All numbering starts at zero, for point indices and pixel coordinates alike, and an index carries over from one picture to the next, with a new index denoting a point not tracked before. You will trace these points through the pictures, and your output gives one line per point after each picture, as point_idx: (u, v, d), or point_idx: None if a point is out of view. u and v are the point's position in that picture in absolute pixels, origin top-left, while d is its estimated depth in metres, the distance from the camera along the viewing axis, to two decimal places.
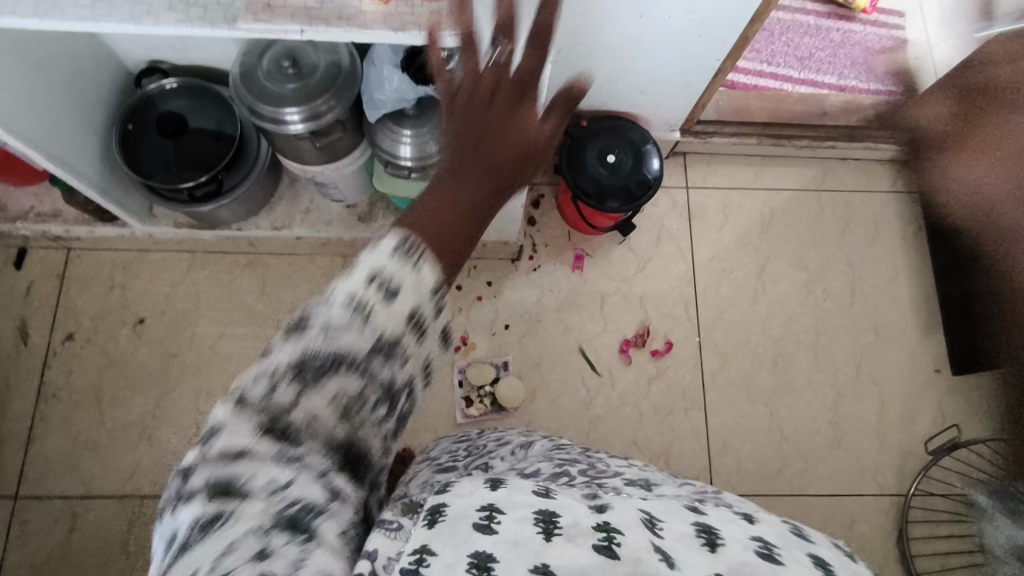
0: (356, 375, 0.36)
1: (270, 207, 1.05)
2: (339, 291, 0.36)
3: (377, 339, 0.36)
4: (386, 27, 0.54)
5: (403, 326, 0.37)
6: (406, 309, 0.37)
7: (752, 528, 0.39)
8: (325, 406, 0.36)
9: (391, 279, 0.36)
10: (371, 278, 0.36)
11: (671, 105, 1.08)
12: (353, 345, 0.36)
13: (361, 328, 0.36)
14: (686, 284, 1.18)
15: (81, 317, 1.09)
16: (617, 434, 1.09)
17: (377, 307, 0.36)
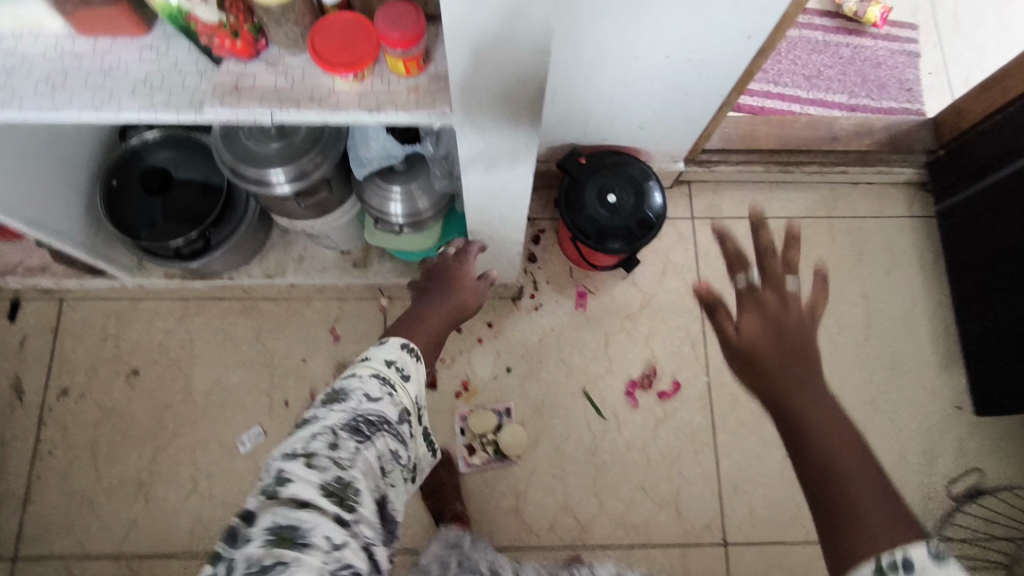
0: (389, 438, 0.59)
1: (262, 255, 1.03)
2: (376, 372, 0.63)
3: (398, 410, 0.62)
4: (360, 108, 0.51)
5: (409, 405, 0.64)
6: (412, 394, 0.66)
7: None
8: (370, 461, 0.55)
9: (409, 365, 0.68)
10: (398, 364, 0.66)
11: (673, 138, 1.03)
12: (385, 413, 0.60)
13: (390, 400, 0.62)
14: (693, 321, 1.14)
15: (75, 370, 1.08)
16: (624, 480, 1.06)
17: (400, 385, 0.65)
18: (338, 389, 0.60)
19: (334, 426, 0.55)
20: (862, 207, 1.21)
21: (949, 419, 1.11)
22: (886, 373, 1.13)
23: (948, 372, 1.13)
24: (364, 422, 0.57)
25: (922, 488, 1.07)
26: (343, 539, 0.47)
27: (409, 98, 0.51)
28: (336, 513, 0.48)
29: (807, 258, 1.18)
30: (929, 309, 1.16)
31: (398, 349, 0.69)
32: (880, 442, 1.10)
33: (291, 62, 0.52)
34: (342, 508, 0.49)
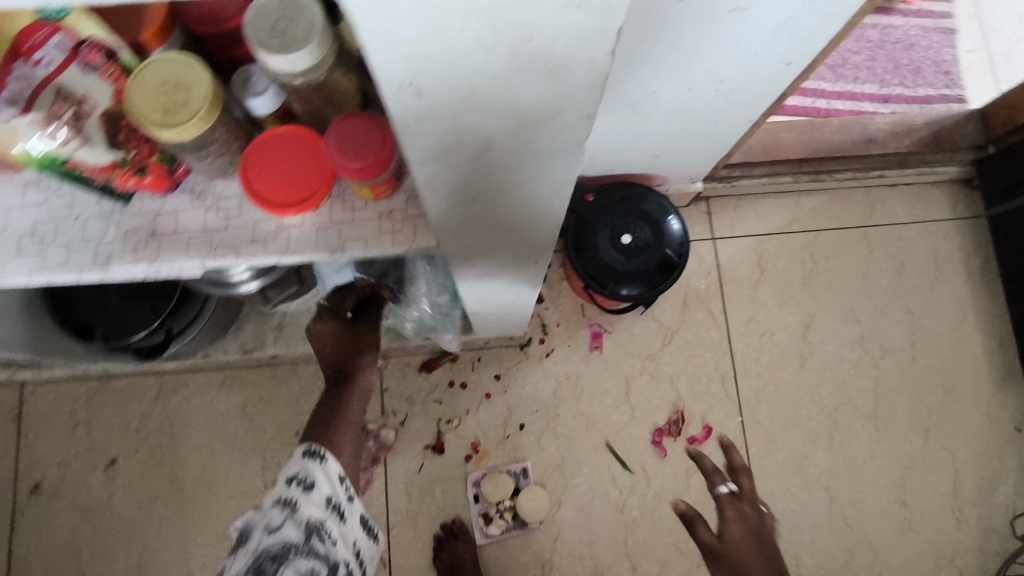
0: (313, 555, 0.47)
1: (237, 326, 0.92)
2: (272, 494, 0.49)
3: (316, 511, 0.49)
4: (318, 250, 0.39)
5: (325, 509, 0.49)
6: (323, 495, 0.50)
7: None
8: None
9: (307, 476, 0.50)
10: (294, 479, 0.50)
11: (690, 164, 0.91)
12: (293, 536, 0.47)
13: (299, 514, 0.48)
14: (722, 356, 1.03)
15: (46, 466, 0.97)
16: (657, 538, 0.97)
17: (303, 497, 0.49)
18: (251, 518, 0.49)
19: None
20: (902, 212, 1.08)
21: (1005, 443, 1.02)
22: (937, 399, 1.03)
23: (1003, 391, 1.03)
24: (283, 554, 0.46)
25: (980, 522, 0.99)
26: None
27: (381, 229, 0.39)
28: None
29: (844, 274, 1.06)
30: (979, 323, 1.05)
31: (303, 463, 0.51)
32: (933, 475, 1.00)
33: (222, 190, 0.40)
34: None
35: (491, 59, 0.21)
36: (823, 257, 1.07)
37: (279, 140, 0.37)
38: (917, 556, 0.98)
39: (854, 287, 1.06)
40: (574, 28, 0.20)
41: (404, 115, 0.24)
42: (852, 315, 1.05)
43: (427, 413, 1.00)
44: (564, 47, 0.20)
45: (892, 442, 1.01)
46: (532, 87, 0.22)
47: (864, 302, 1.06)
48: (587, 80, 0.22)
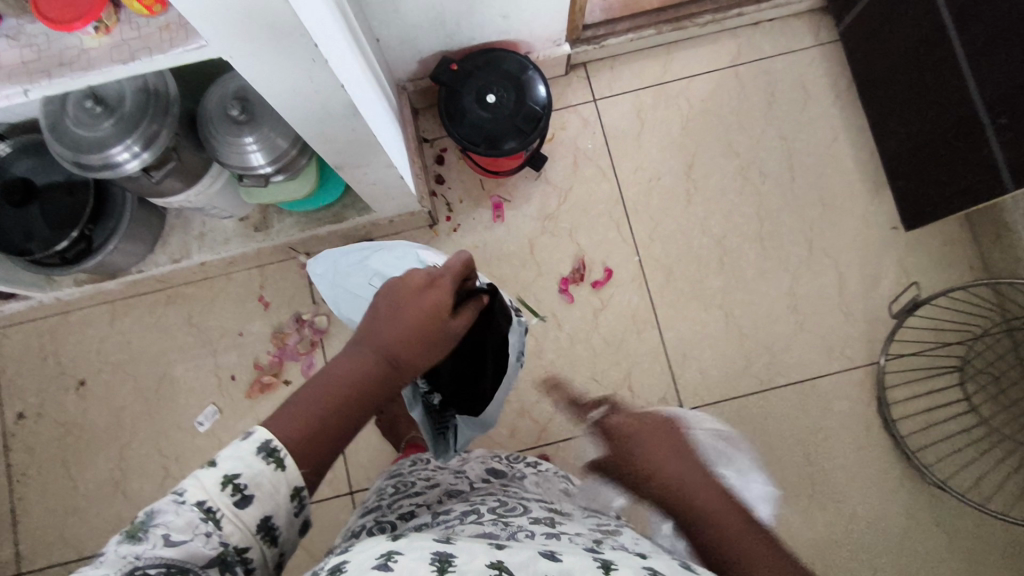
0: (212, 553, 0.41)
1: (164, 240, 1.01)
2: (202, 481, 0.42)
3: (246, 531, 0.43)
4: (114, 62, 0.48)
5: (250, 531, 0.43)
6: (254, 515, 0.43)
7: (647, 561, 0.46)
8: (211, 553, 0.41)
9: (245, 485, 0.43)
10: (227, 481, 0.42)
11: (543, 21, 0.98)
12: (210, 538, 0.41)
13: (206, 537, 0.41)
14: (615, 205, 1.12)
15: (25, 394, 1.09)
16: (574, 374, 1.08)
17: (227, 511, 0.42)
18: (172, 498, 0.41)
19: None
20: (767, 47, 1.15)
21: (884, 241, 1.10)
22: (817, 212, 1.11)
23: (877, 195, 1.11)
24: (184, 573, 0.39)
25: (866, 315, 1.08)
26: None
27: (162, 38, 0.49)
28: None
29: (719, 114, 1.14)
30: (850, 136, 1.13)
31: (253, 459, 0.44)
32: (820, 280, 1.09)
33: (31, 31, 0.49)
34: None
35: None
36: (698, 101, 1.15)
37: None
38: (810, 353, 1.08)
39: (730, 124, 1.14)
40: None
41: None
42: (730, 150, 1.13)
43: None
44: None
45: (778, 257, 1.10)
46: None
47: (740, 136, 1.13)
48: None
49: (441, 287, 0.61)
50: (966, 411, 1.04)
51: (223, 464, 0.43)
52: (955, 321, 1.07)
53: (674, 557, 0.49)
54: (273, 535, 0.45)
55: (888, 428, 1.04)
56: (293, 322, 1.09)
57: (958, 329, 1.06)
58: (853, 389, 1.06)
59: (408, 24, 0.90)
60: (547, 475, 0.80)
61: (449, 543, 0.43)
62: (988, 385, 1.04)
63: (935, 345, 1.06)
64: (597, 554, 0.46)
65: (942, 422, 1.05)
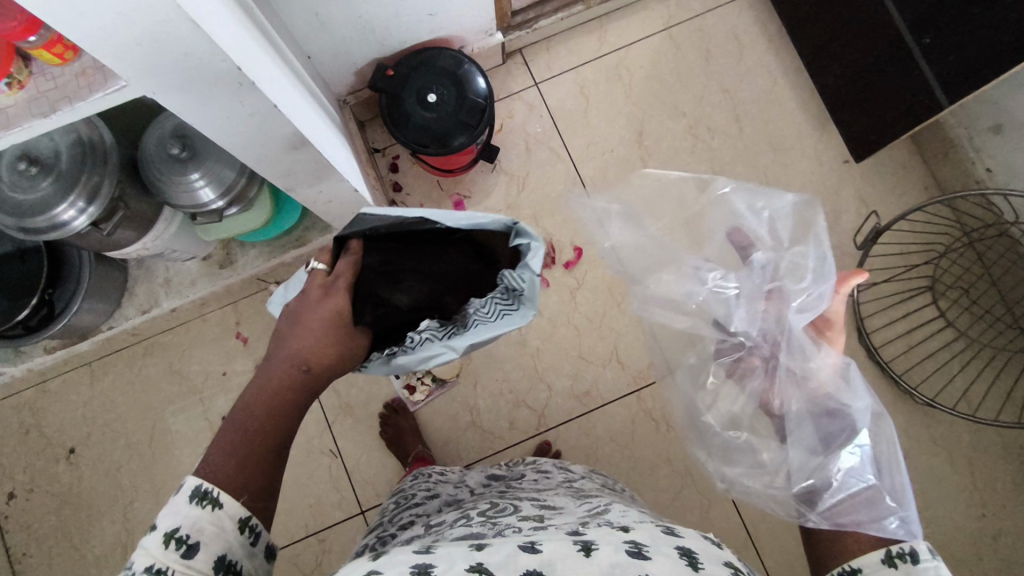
0: None
1: (129, 293, 1.00)
2: (146, 551, 0.44)
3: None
4: (34, 116, 0.47)
5: (211, 573, 0.45)
6: (207, 558, 0.45)
7: (625, 534, 0.50)
8: None
9: (188, 535, 0.45)
10: (168, 539, 0.44)
11: (470, 13, 0.98)
12: None
13: None
14: (574, 182, 1.13)
15: (15, 472, 1.07)
16: (562, 357, 1.08)
17: (178, 565, 0.44)
18: None
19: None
20: (695, 5, 1.16)
21: (840, 176, 1.12)
22: (770, 158, 1.13)
23: (825, 132, 1.13)
24: None
25: (834, 250, 1.10)
26: None
27: (79, 85, 0.47)
28: None
29: (658, 78, 1.15)
30: (790, 80, 1.14)
31: (187, 508, 0.46)
32: None
33: None
34: None
35: None
36: (638, 69, 1.15)
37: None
38: None
39: (671, 87, 1.15)
40: None
41: None
42: (676, 111, 1.14)
43: None
44: None
45: None
46: None
47: (684, 96, 1.15)
48: None
49: (341, 295, 0.60)
50: (945, 327, 1.07)
51: (163, 524, 0.45)
52: (920, 243, 1.09)
53: (657, 525, 0.53)
54: (234, 569, 0.47)
55: (873, 357, 1.06)
56: None
57: (924, 250, 1.09)
58: None
59: (335, 36, 0.90)
60: (545, 470, 0.85)
61: (431, 551, 0.46)
62: (960, 298, 1.07)
63: (907, 269, 1.09)
64: (580, 536, 0.49)
65: (924, 341, 1.07)
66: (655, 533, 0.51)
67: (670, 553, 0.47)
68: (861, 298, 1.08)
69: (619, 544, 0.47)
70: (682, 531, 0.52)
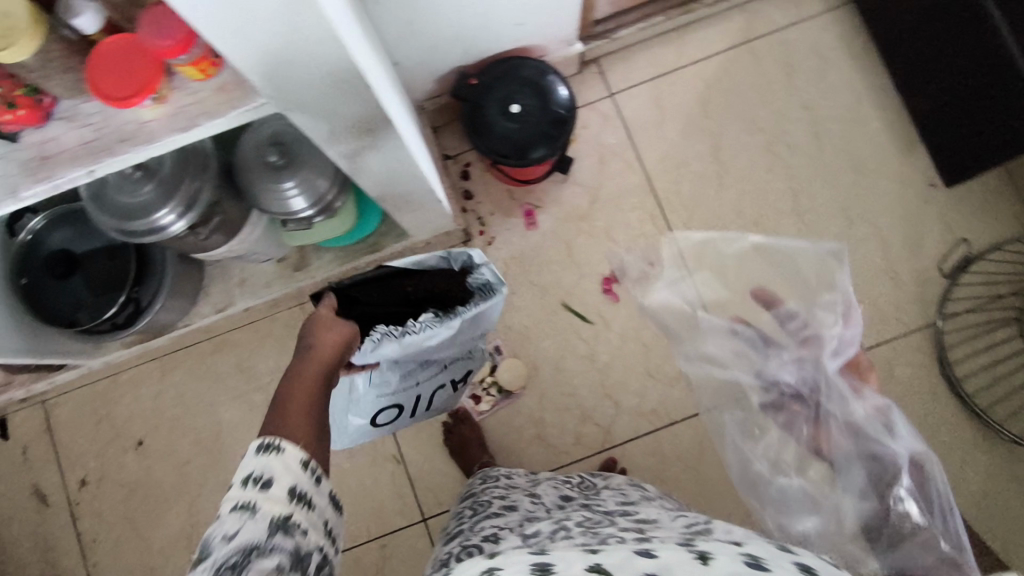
0: (268, 532, 0.46)
1: (205, 292, 1.01)
2: (228, 500, 0.49)
3: (283, 503, 0.49)
4: (175, 132, 0.47)
5: (287, 501, 0.49)
6: (281, 489, 0.49)
7: (743, 548, 0.45)
8: (263, 529, 0.46)
9: (261, 473, 0.50)
10: (245, 480, 0.49)
11: (556, 23, 0.96)
12: (255, 532, 0.46)
13: (252, 518, 0.47)
14: (648, 196, 1.11)
15: (85, 461, 1.09)
16: (629, 374, 1.07)
17: (258, 497, 0.48)
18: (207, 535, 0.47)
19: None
20: (779, 17, 1.13)
21: (925, 201, 1.08)
22: (852, 178, 1.09)
23: (910, 154, 1.09)
24: (252, 548, 0.45)
25: (915, 276, 1.07)
26: None
27: (219, 100, 0.47)
28: None
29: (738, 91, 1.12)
30: (875, 98, 1.11)
31: (254, 456, 0.51)
32: (864, 247, 1.08)
33: (86, 109, 0.48)
34: None
35: None
36: (717, 81, 1.12)
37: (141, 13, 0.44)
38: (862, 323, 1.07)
39: (751, 101, 1.12)
40: None
41: None
42: (756, 126, 1.11)
43: None
44: None
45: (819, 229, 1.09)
46: None
47: (764, 111, 1.11)
48: None
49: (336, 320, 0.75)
50: None
51: (238, 476, 0.50)
52: (1009, 272, 1.05)
53: (771, 542, 0.48)
54: (308, 499, 0.51)
55: (953, 389, 1.03)
56: None
57: (1014, 279, 1.04)
58: (913, 352, 1.05)
59: (423, 44, 0.89)
60: (619, 485, 0.83)
61: (547, 553, 0.47)
62: None
63: (994, 299, 1.04)
64: (692, 545, 0.47)
65: (1011, 375, 1.03)
66: (771, 546, 0.46)
67: (791, 566, 0.42)
68: (943, 327, 1.05)
69: (737, 554, 0.44)
70: (800, 550, 0.47)
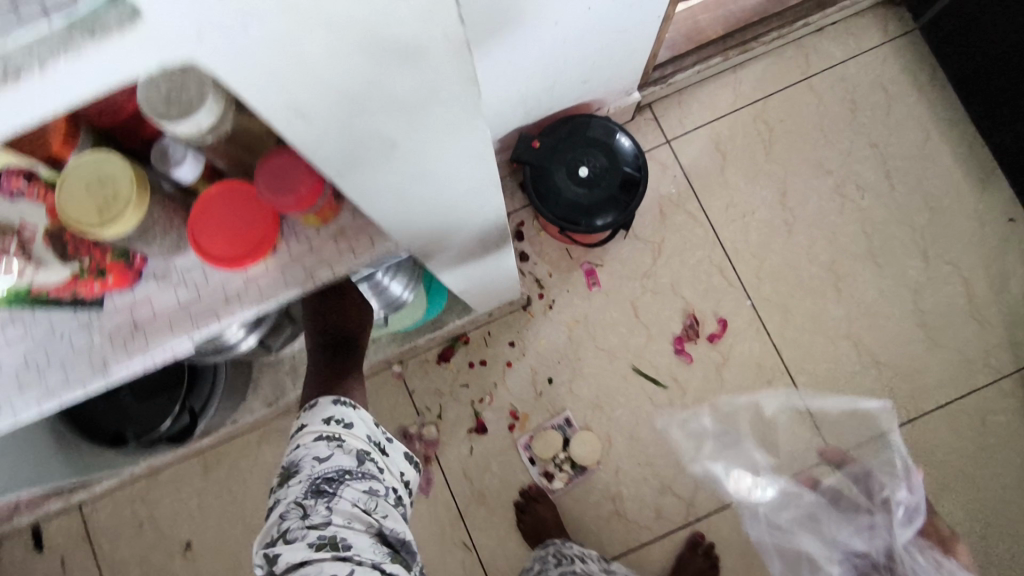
0: (350, 463, 0.54)
1: (254, 383, 0.93)
2: (312, 427, 0.57)
3: (360, 445, 0.56)
4: (289, 288, 0.40)
5: (367, 441, 0.58)
6: (362, 430, 0.58)
7: None
8: (346, 457, 0.54)
9: (343, 417, 0.58)
10: (329, 419, 0.57)
11: (619, 77, 0.91)
12: (344, 461, 0.54)
13: (340, 450, 0.55)
14: (714, 248, 1.05)
15: (129, 569, 1.01)
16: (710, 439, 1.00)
17: (343, 432, 0.56)
18: (292, 453, 0.55)
19: (297, 498, 0.52)
20: (837, 52, 1.08)
21: (1006, 237, 1.03)
22: (926, 217, 1.04)
23: (987, 189, 1.04)
24: (347, 472, 0.53)
25: (1002, 318, 1.01)
26: (371, 506, 0.53)
27: (339, 248, 0.41)
28: (355, 510, 0.52)
29: (800, 132, 1.07)
30: (944, 131, 1.06)
31: (328, 403, 0.59)
32: (945, 289, 1.03)
33: (182, 265, 0.41)
34: (365, 514, 0.52)
35: (355, 64, 0.21)
36: (777, 123, 1.07)
37: (261, 167, 0.38)
38: (950, 370, 1.01)
39: (814, 142, 1.06)
40: (415, 10, 0.19)
41: (307, 141, 0.25)
42: (821, 168, 1.06)
43: (459, 399, 1.03)
44: (406, 31, 0.20)
45: (896, 273, 1.03)
46: (404, 80, 0.23)
47: (829, 152, 1.06)
48: (459, 58, 0.23)
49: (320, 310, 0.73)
50: None
51: (318, 417, 0.57)
52: None
53: None
54: (383, 445, 0.59)
55: None
56: (400, 437, 1.02)
57: None
58: (1006, 399, 1.00)
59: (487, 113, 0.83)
60: None
61: None
62: None
63: None
64: None
65: None
66: None
67: None
68: None
69: None
70: None
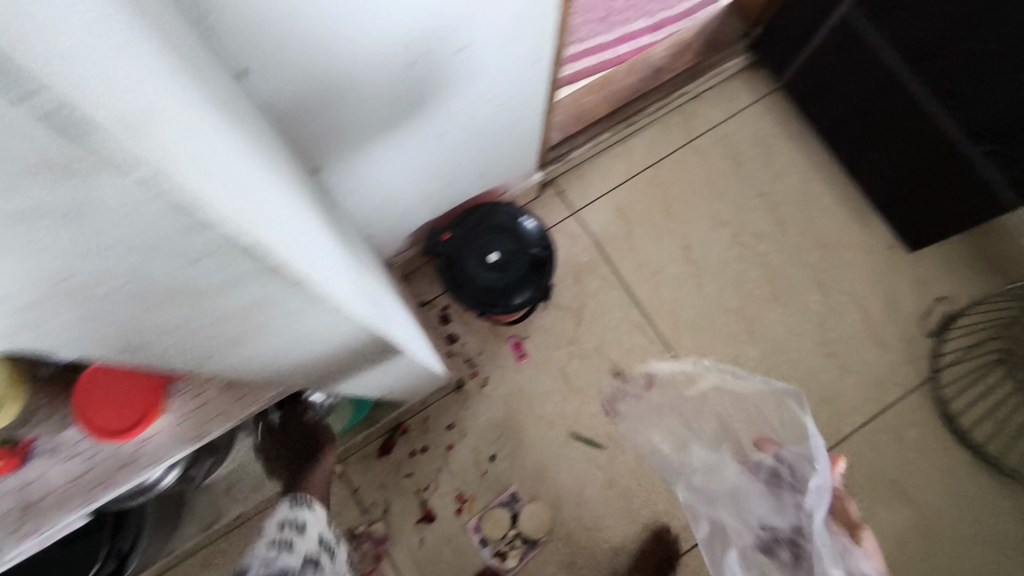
0: (299, 565, 0.57)
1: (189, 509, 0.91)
2: (264, 535, 0.61)
3: (311, 548, 0.60)
4: (182, 444, 0.49)
5: (316, 546, 0.61)
6: (312, 536, 0.62)
7: None
8: (296, 559, 0.57)
9: (296, 519, 0.62)
10: (281, 524, 0.62)
11: (515, 164, 0.97)
12: (293, 563, 0.57)
13: (290, 552, 0.57)
14: (631, 306, 1.10)
15: None
16: (653, 492, 1.03)
17: (295, 536, 0.60)
18: (242, 562, 0.58)
19: None
20: (715, 114, 1.18)
21: (890, 263, 1.12)
22: (818, 254, 1.13)
23: (866, 222, 1.14)
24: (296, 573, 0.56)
25: (900, 338, 1.09)
26: None
27: (224, 403, 0.50)
28: None
29: (694, 190, 1.15)
30: (821, 175, 1.16)
31: (284, 509, 0.64)
32: (846, 318, 1.10)
33: (72, 439, 0.47)
34: None
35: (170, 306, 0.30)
36: (672, 183, 1.15)
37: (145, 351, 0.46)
38: (863, 393, 1.07)
39: (708, 197, 1.15)
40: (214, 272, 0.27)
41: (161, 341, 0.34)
42: (718, 220, 1.14)
43: (403, 490, 1.03)
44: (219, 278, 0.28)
45: (800, 309, 1.11)
46: (233, 299, 0.31)
47: (723, 204, 1.14)
48: (273, 284, 0.30)
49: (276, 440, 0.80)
50: None
51: (271, 526, 0.62)
52: (990, 319, 1.06)
53: None
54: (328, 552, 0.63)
55: (964, 442, 1.04)
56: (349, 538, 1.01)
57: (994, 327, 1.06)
58: (917, 413, 1.06)
59: (394, 216, 0.87)
60: None
61: None
62: None
63: (982, 347, 1.06)
64: None
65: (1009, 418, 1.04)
66: None
67: None
68: (938, 383, 1.07)
69: None
70: None
